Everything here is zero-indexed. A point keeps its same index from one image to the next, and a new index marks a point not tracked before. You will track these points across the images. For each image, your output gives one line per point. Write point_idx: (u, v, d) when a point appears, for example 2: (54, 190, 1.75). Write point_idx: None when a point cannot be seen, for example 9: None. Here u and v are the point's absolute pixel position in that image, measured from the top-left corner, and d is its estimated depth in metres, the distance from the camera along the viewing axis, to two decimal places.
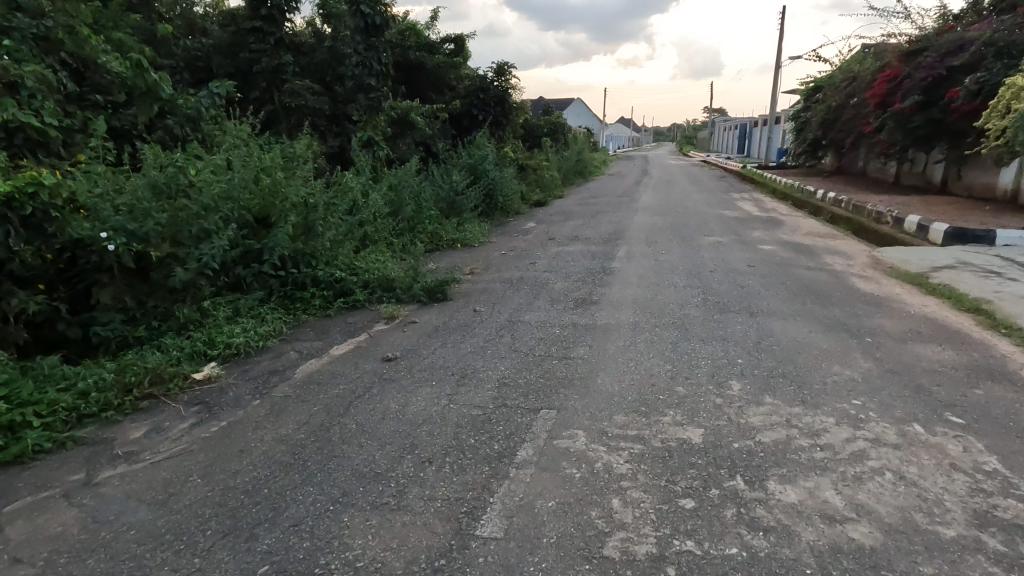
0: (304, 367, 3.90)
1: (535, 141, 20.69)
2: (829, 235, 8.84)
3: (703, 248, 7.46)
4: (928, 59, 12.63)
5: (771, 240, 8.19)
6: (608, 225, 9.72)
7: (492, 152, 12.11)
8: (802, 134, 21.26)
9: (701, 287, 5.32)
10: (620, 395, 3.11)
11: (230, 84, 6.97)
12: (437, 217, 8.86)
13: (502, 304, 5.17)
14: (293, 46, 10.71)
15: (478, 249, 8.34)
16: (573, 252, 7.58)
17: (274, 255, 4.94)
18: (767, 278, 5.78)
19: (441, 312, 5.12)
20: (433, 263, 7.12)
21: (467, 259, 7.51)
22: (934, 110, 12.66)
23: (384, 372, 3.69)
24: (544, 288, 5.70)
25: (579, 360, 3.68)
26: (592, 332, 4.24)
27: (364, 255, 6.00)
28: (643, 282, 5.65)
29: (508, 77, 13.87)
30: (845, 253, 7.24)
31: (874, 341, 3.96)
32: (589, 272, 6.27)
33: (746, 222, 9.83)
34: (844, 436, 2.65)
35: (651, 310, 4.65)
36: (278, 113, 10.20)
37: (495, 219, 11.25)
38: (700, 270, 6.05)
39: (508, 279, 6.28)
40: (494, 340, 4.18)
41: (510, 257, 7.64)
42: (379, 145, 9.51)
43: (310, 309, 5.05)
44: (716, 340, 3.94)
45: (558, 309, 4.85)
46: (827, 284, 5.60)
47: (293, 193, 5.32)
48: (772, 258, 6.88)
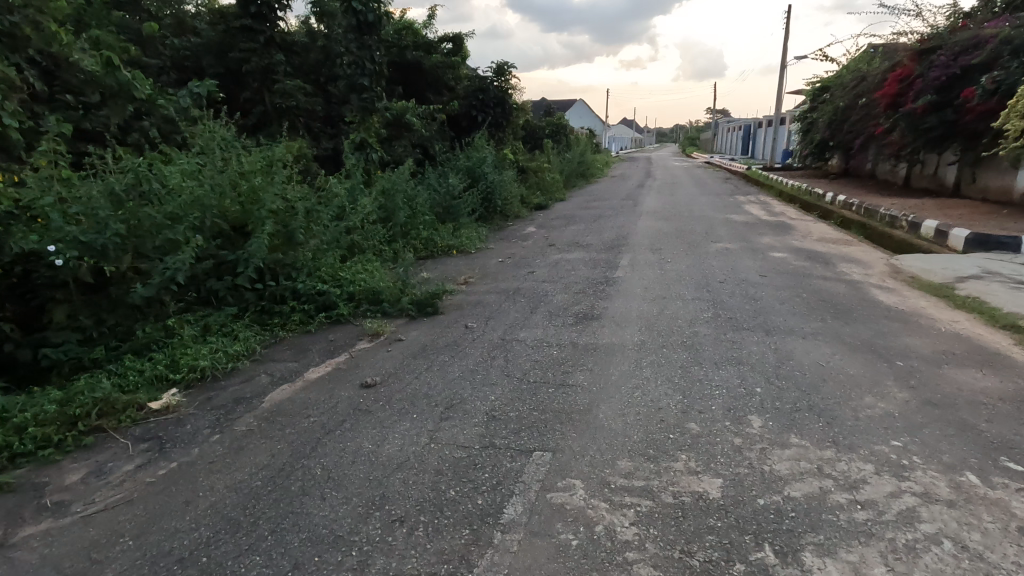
0: (274, 395, 3.53)
1: (536, 143, 20.30)
2: (843, 240, 8.44)
3: (711, 256, 7.06)
4: (942, 58, 12.21)
5: (783, 247, 7.78)
6: (611, 230, 9.34)
7: (491, 154, 11.75)
8: (808, 135, 20.83)
9: (711, 301, 4.94)
10: (624, 435, 2.73)
11: (212, 84, 6.61)
12: (431, 223, 8.50)
13: (497, 320, 4.79)
14: (284, 46, 10.37)
15: (474, 256, 7.96)
16: (574, 260, 7.19)
17: (249, 267, 4.58)
18: (781, 290, 5.39)
19: (430, 328, 4.75)
20: (425, 272, 6.75)
21: (462, 268, 7.14)
22: (947, 110, 12.24)
23: (361, 401, 3.31)
24: (542, 301, 5.31)
25: (578, 389, 3.29)
26: (593, 353, 3.86)
27: (351, 265, 5.64)
28: (648, 294, 5.27)
29: (508, 76, 13.53)
30: (862, 261, 6.84)
31: (906, 366, 3.57)
32: (590, 283, 5.88)
33: (755, 227, 9.44)
34: (888, 490, 2.27)
35: (658, 328, 4.27)
36: (268, 115, 9.85)
37: (494, 223, 10.88)
38: (709, 282, 5.65)
39: (504, 290, 5.90)
40: (486, 362, 3.81)
41: (507, 265, 7.26)
42: (372, 148, 9.15)
43: (288, 325, 4.69)
44: (730, 364, 3.56)
45: (556, 327, 4.46)
46: (847, 297, 5.19)
47: (273, 201, 4.95)
48: (784, 267, 6.48)
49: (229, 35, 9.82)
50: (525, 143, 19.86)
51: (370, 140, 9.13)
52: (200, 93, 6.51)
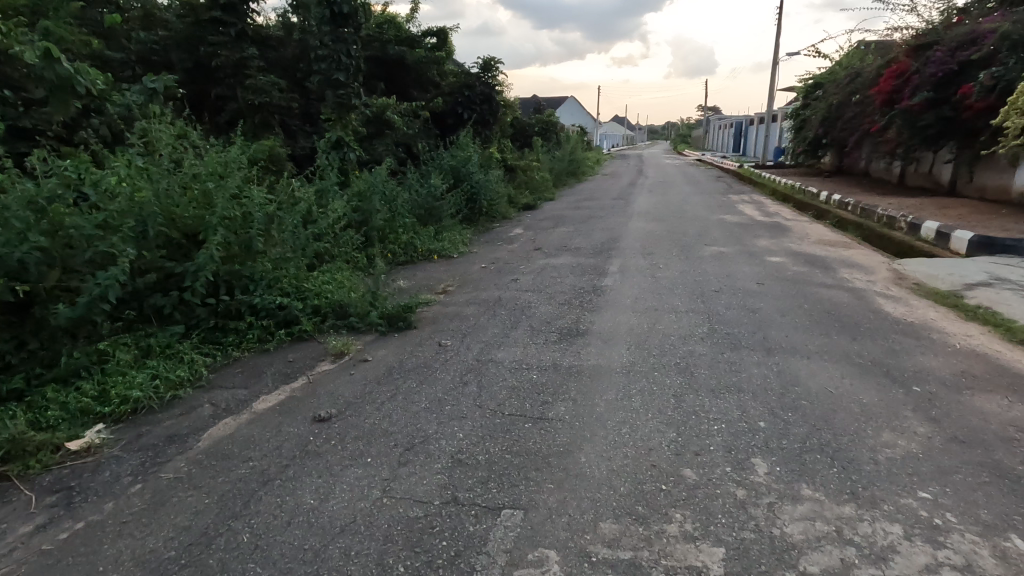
0: (214, 431, 3.10)
1: (526, 141, 19.90)
2: (841, 243, 8.11)
3: (705, 261, 6.70)
4: (939, 54, 11.91)
5: (780, 251, 7.42)
6: (601, 233, 8.95)
7: (477, 152, 11.33)
8: (801, 133, 20.56)
9: (705, 314, 4.57)
10: (608, 486, 2.34)
11: (169, 78, 6.14)
12: (411, 226, 8.09)
13: (474, 337, 4.39)
14: (258, 39, 9.90)
15: (455, 262, 7.54)
16: (561, 266, 6.79)
17: (199, 280, 4.16)
18: (781, 300, 5.04)
19: (401, 345, 4.34)
20: (402, 281, 6.35)
21: (442, 276, 6.73)
22: (945, 107, 11.95)
23: (310, 440, 2.90)
24: (525, 314, 4.92)
25: (558, 424, 2.89)
26: (576, 378, 3.47)
27: (317, 274, 5.22)
28: (639, 305, 4.90)
29: (496, 72, 13.09)
30: (864, 267, 6.49)
31: (924, 391, 3.20)
32: (576, 292, 5.51)
33: (750, 229, 9.11)
34: (922, 563, 1.90)
35: (649, 347, 3.88)
36: (241, 113, 9.39)
37: (479, 225, 10.46)
38: (704, 291, 5.28)
39: (484, 300, 5.50)
40: (457, 389, 3.41)
41: (490, 271, 6.86)
42: (350, 147, 8.70)
43: (244, 344, 4.28)
44: (729, 391, 3.18)
45: (538, 345, 4.07)
46: (851, 307, 4.83)
47: (228, 207, 4.51)
48: (782, 273, 6.12)
49: (198, 28, 9.32)
50: (515, 142, 19.44)
51: (347, 138, 8.68)
52: (156, 87, 6.04)
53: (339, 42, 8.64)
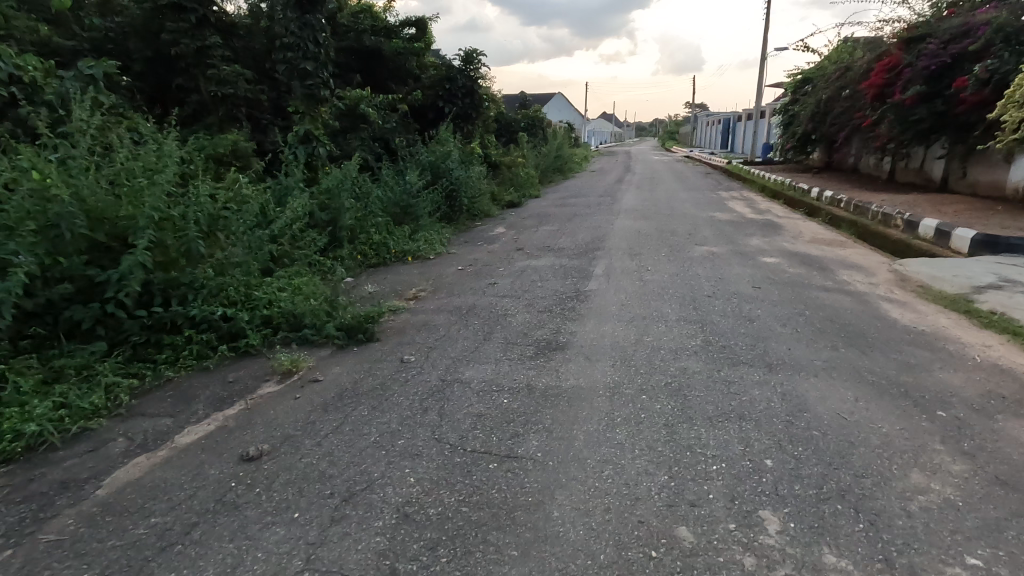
0: (120, 474, 2.60)
1: (511, 136, 19.44)
2: (837, 242, 7.74)
3: (696, 262, 6.29)
4: (931, 46, 11.61)
5: (774, 250, 7.03)
6: (587, 232, 8.52)
7: (457, 147, 10.84)
8: (789, 128, 20.28)
9: (698, 323, 4.15)
10: (585, 554, 1.89)
11: (109, 63, 5.58)
12: (383, 225, 7.59)
13: (441, 350, 3.93)
14: (222, 27, 9.31)
15: (430, 264, 7.06)
16: (542, 268, 6.34)
17: (124, 290, 3.64)
18: (779, 306, 4.63)
19: (358, 361, 3.86)
20: (370, 286, 5.86)
21: (414, 280, 6.25)
22: (937, 101, 11.67)
23: (232, 486, 2.42)
24: (500, 323, 4.46)
25: (529, 465, 2.43)
26: (554, 402, 3.02)
27: (270, 280, 4.71)
28: (625, 312, 4.47)
29: (478, 65, 12.43)
30: (864, 268, 6.11)
31: (951, 417, 2.79)
32: (557, 298, 5.06)
33: (741, 227, 8.73)
34: None
35: (636, 364, 3.44)
36: (204, 105, 8.81)
37: (459, 224, 9.98)
38: (696, 296, 4.85)
39: (457, 307, 5.04)
40: (415, 418, 2.94)
41: (466, 274, 6.40)
42: (319, 142, 8.17)
43: (179, 362, 3.77)
44: (728, 420, 2.74)
45: (511, 361, 3.61)
46: (855, 314, 4.43)
47: (163, 207, 3.99)
48: (778, 275, 5.72)
49: (157, 14, 8.72)
50: (499, 137, 18.98)
51: (317, 132, 8.16)
52: (94, 74, 5.47)
53: (305, 28, 8.04)
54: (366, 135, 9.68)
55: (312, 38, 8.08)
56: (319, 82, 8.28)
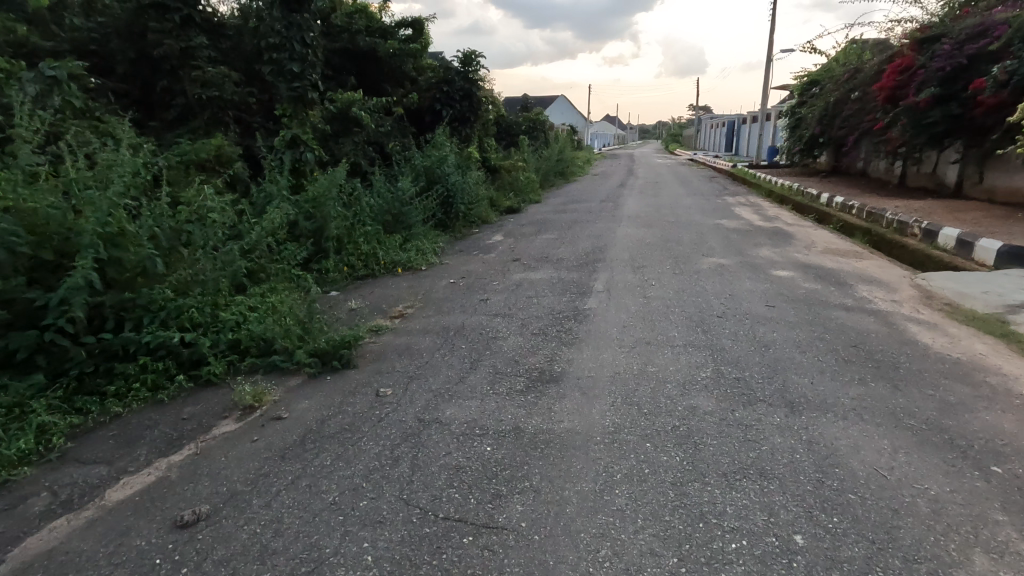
0: (32, 542, 2.22)
1: (512, 139, 19.07)
2: (852, 252, 7.33)
3: (704, 276, 5.88)
4: (946, 47, 11.19)
5: (786, 262, 6.61)
6: (587, 241, 8.11)
7: (454, 152, 10.46)
8: (796, 131, 19.85)
9: (707, 350, 3.75)
10: None
11: (75, 65, 5.25)
12: (373, 235, 7.22)
13: (422, 380, 3.54)
14: (209, 27, 8.97)
15: (421, 276, 6.69)
16: (538, 282, 5.95)
17: (66, 314, 3.26)
18: (796, 328, 4.22)
19: (329, 393, 3.47)
20: (354, 304, 5.49)
21: (402, 295, 5.86)
22: (952, 103, 11.23)
23: (156, 565, 2.03)
24: (490, 347, 4.07)
25: (511, 540, 2.04)
26: (546, 451, 2.63)
27: (240, 299, 4.33)
28: (627, 336, 4.08)
29: (478, 67, 12.07)
30: (884, 283, 5.69)
31: (1008, 473, 2.39)
32: (554, 317, 4.67)
33: (750, 236, 8.32)
34: None
35: (638, 403, 3.05)
36: (189, 108, 8.47)
37: (455, 232, 9.58)
38: (705, 317, 4.45)
39: (445, 327, 4.66)
40: (383, 470, 2.55)
41: (459, 288, 6.01)
42: (307, 146, 7.80)
43: (130, 395, 3.39)
44: (746, 479, 2.35)
45: (498, 396, 3.22)
46: (881, 339, 4.02)
47: (116, 222, 3.63)
48: (792, 291, 5.31)
49: (140, 14, 8.38)
50: (499, 140, 18.59)
51: (305, 137, 7.79)
52: (56, 75, 5.12)
53: (292, 27, 7.64)
54: (358, 140, 9.32)
55: (299, 38, 7.68)
56: (307, 85, 7.91)
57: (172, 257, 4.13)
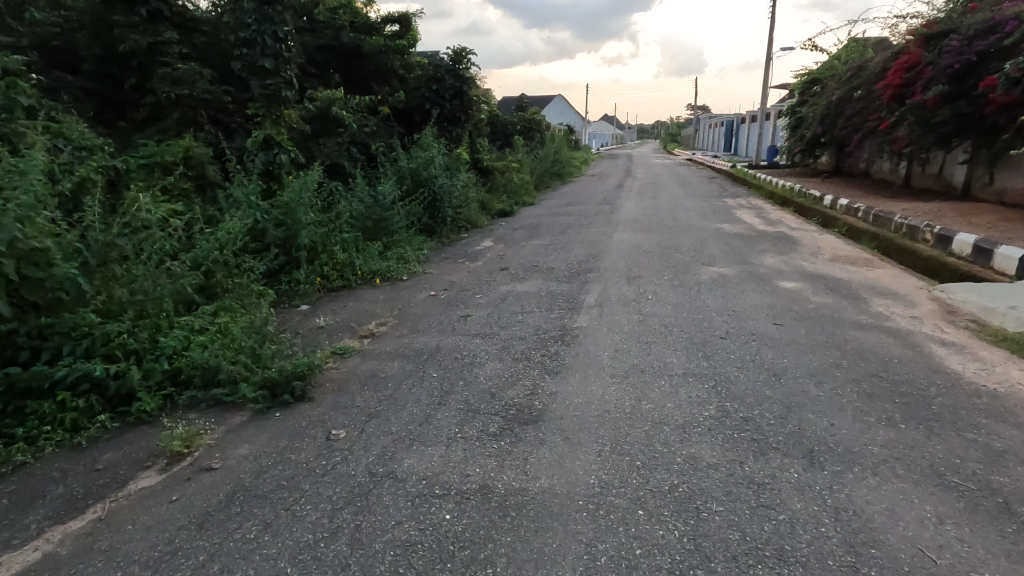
0: None
1: (507, 140, 18.59)
2: (862, 260, 6.88)
3: (703, 288, 5.42)
4: (954, 43, 10.73)
5: (792, 272, 6.15)
6: (581, 248, 7.64)
7: (442, 153, 9.99)
8: (797, 130, 19.40)
9: (709, 382, 3.29)
10: None
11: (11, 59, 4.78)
12: (350, 242, 6.75)
13: (382, 419, 3.07)
14: (181, 22, 8.48)
15: (400, 288, 6.23)
16: (524, 295, 5.50)
17: None
18: (808, 352, 3.77)
19: (274, 435, 3.00)
20: (322, 321, 5.03)
21: (376, 310, 5.39)
22: (962, 102, 10.77)
23: None
24: (465, 375, 3.59)
25: None
26: (516, 521, 2.17)
27: (185, 321, 3.86)
28: (618, 363, 3.62)
29: (468, 65, 11.60)
30: (900, 296, 5.23)
31: None
32: (539, 338, 4.22)
33: (753, 242, 7.87)
34: None
35: (628, 453, 2.58)
36: (158, 108, 7.99)
37: (442, 237, 9.11)
38: (706, 339, 4.00)
39: (419, 349, 4.19)
40: (318, 546, 2.10)
41: (439, 301, 5.55)
42: (282, 148, 7.32)
43: (41, 439, 2.93)
44: (760, 565, 1.90)
45: (467, 441, 2.76)
46: (905, 366, 3.56)
47: (27, 238, 3.15)
48: (801, 306, 4.84)
49: (105, 7, 7.88)
50: (493, 140, 18.12)
51: (279, 138, 7.31)
52: None
53: (265, 21, 7.14)
54: (340, 142, 8.85)
55: (272, 32, 7.19)
56: (282, 82, 7.43)
57: (103, 275, 3.64)
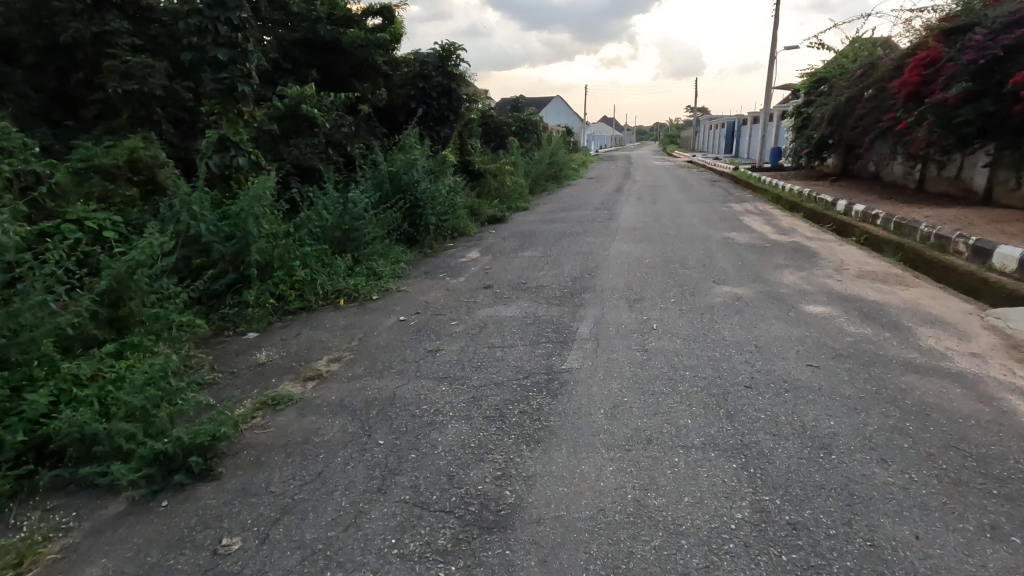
0: None
1: (501, 141, 17.82)
2: (892, 276, 6.09)
3: (717, 314, 4.62)
4: (978, 37, 9.83)
5: (816, 292, 5.35)
6: (575, 261, 6.84)
7: (426, 155, 9.19)
8: (804, 132, 18.62)
9: (738, 461, 2.49)
10: None
11: None
12: (312, 257, 5.94)
13: (296, 518, 2.27)
14: (134, 10, 7.63)
15: (366, 311, 5.43)
16: (509, 321, 4.71)
17: None
18: (857, 409, 2.97)
19: (147, 544, 2.20)
20: (263, 357, 4.22)
21: (332, 340, 4.60)
22: (986, 100, 9.97)
23: None
24: (420, 442, 2.79)
25: None
26: None
27: (67, 367, 3.07)
28: (618, 426, 2.83)
29: (457, 61, 10.79)
30: (950, 325, 4.42)
31: None
32: (521, 383, 3.41)
33: (767, 253, 7.09)
34: None
35: None
36: (109, 105, 7.18)
37: (424, 247, 8.32)
38: (726, 389, 3.20)
39: (371, 399, 3.39)
40: None
41: (408, 329, 4.75)
42: (240, 149, 6.51)
43: None
44: None
45: (405, 566, 1.97)
46: (985, 432, 2.75)
47: None
48: (836, 338, 4.05)
49: None
50: (487, 142, 17.34)
51: (236, 139, 6.50)
52: None
53: (217, 6, 6.31)
54: (312, 144, 8.05)
55: (226, 19, 6.36)
56: (238, 76, 6.59)
57: None
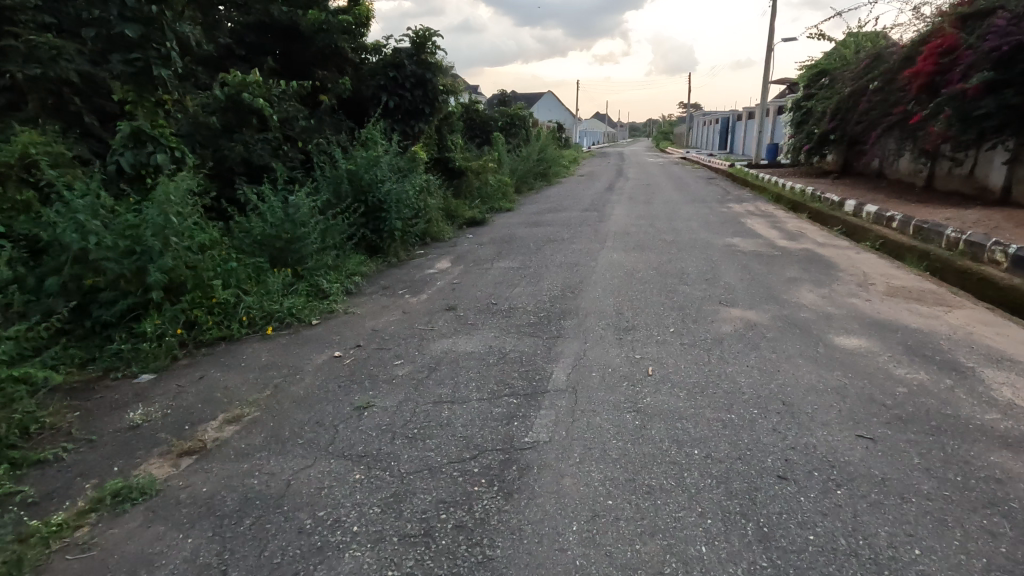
0: None
1: (486, 137, 16.76)
2: (925, 294, 5.18)
3: (729, 351, 3.66)
4: (1001, 21, 8.87)
5: (844, 317, 4.42)
6: (557, 275, 5.87)
7: (392, 151, 8.19)
8: (804, 126, 17.73)
9: None
10: None
11: None
12: (240, 274, 4.93)
13: None
14: None
15: (298, 340, 4.45)
16: (466, 362, 3.71)
17: None
18: (948, 526, 2.01)
19: None
20: (140, 416, 3.22)
21: (241, 385, 3.62)
22: (1009, 92, 9.03)
23: None
24: None
25: None
26: None
27: None
28: (595, 566, 1.86)
29: (432, 48, 9.74)
30: (1021, 366, 3.49)
31: None
32: (464, 471, 2.43)
33: (778, 264, 6.16)
34: None
35: None
36: None
37: (387, 254, 7.36)
38: (756, 486, 2.24)
39: (254, 494, 2.41)
40: None
41: (339, 371, 3.75)
42: (159, 144, 5.47)
43: None
44: None
45: None
46: None
47: None
48: (887, 390, 3.11)
49: None
50: (471, 138, 16.31)
51: (155, 133, 5.47)
52: None
53: None
54: (256, 137, 7.02)
55: None
56: (155, 57, 5.71)
57: None
